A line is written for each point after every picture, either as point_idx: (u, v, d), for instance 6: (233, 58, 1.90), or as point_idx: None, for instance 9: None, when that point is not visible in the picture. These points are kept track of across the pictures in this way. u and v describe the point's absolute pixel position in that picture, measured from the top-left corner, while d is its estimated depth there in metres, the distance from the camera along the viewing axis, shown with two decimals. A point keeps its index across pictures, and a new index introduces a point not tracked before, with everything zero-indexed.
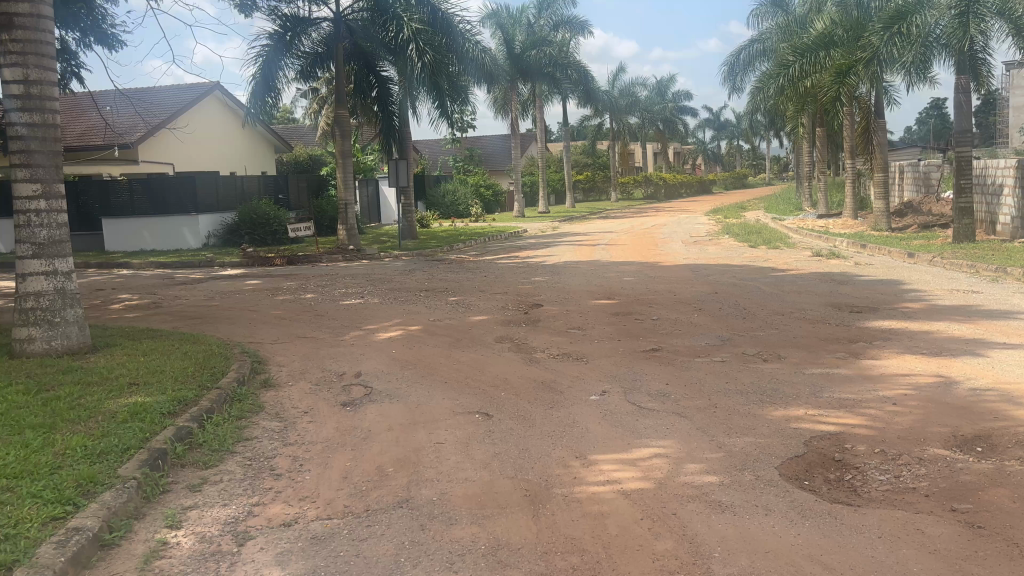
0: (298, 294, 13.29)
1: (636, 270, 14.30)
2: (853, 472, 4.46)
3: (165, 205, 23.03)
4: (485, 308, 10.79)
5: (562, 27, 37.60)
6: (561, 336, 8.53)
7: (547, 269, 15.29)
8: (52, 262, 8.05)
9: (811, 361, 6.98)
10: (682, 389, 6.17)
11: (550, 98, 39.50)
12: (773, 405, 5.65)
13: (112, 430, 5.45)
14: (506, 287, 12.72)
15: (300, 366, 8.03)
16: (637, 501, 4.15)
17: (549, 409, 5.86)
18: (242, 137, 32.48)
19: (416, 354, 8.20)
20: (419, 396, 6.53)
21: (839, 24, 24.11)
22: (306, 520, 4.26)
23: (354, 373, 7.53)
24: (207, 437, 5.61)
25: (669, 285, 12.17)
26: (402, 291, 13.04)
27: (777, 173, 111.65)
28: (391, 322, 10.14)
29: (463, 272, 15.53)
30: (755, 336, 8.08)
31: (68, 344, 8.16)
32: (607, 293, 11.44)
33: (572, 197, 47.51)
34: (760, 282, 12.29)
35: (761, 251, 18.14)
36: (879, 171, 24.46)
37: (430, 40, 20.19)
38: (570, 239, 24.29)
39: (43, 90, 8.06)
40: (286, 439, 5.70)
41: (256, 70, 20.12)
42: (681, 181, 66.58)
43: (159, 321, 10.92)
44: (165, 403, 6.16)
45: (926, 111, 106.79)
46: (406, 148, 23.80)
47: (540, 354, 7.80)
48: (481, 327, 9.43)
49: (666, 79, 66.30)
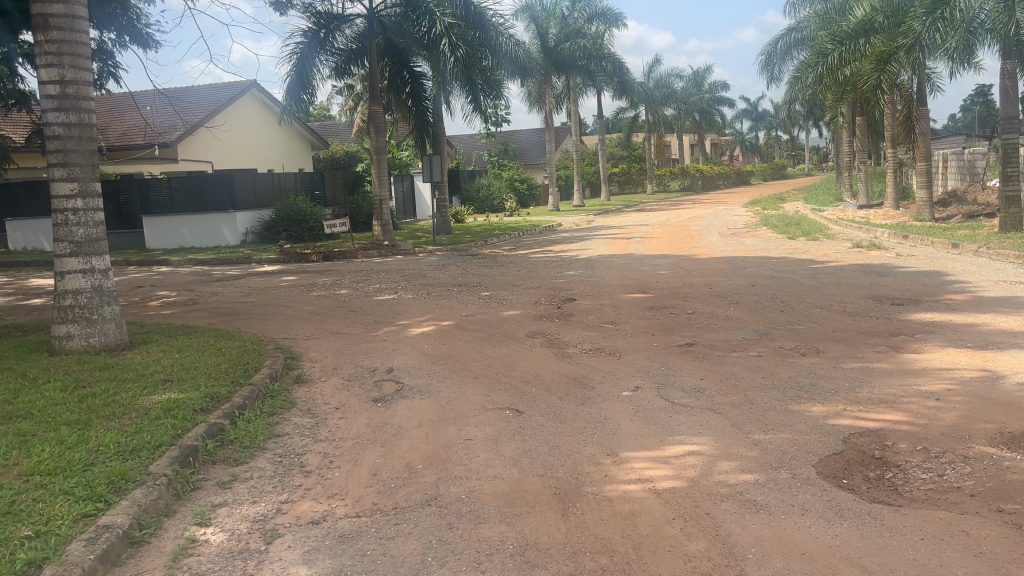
0: (332, 290, 13.35)
1: (671, 263, 14.13)
2: (894, 470, 4.32)
3: (203, 203, 23.28)
4: (518, 303, 10.72)
5: (597, 19, 37.40)
6: (593, 331, 8.43)
7: (581, 262, 15.18)
8: (89, 260, 8.15)
9: (850, 355, 6.81)
10: (716, 384, 6.05)
11: (585, 90, 39.36)
12: (812, 400, 5.52)
13: (145, 426, 5.49)
14: (540, 282, 12.65)
15: (333, 362, 8.03)
16: (669, 500, 4.06)
17: (580, 405, 5.77)
18: (280, 133, 32.80)
19: (447, 349, 8.17)
20: (451, 391, 6.52)
21: (879, 11, 23.61)
22: (334, 518, 4.24)
23: (386, 369, 7.53)
24: (238, 434, 5.63)
25: (706, 278, 11.99)
26: (435, 286, 13.02)
27: (817, 164, 110.06)
28: (424, 317, 10.11)
29: (496, 266, 15.50)
30: (793, 329, 7.91)
31: (106, 341, 8.26)
32: (642, 287, 11.31)
33: (607, 190, 47.27)
34: (799, 274, 12.05)
35: (801, 243, 17.84)
36: (922, 160, 23.95)
37: (462, 35, 20.12)
38: (604, 232, 24.09)
39: (78, 90, 8.15)
40: (316, 436, 5.70)
41: (291, 67, 20.24)
42: (719, 173, 65.92)
43: (196, 318, 11.03)
44: (197, 400, 6.19)
45: (972, 99, 104.25)
46: (440, 142, 23.85)
47: (573, 349, 7.72)
48: (514, 322, 9.35)
49: (702, 70, 65.61)
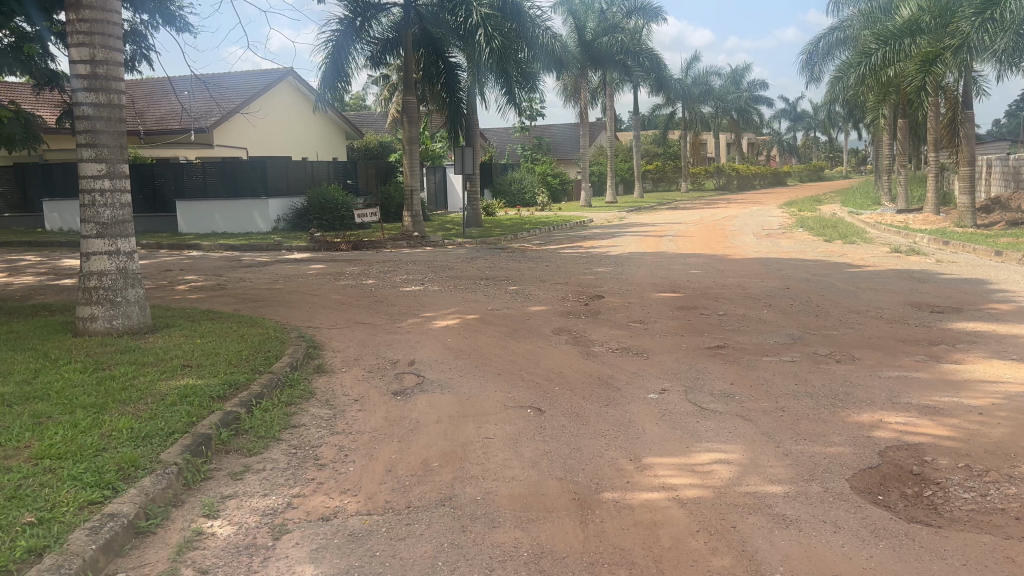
0: (360, 280, 13.27)
1: (703, 263, 13.86)
2: (933, 488, 4.08)
3: (236, 188, 23.38)
4: (546, 298, 10.53)
5: (636, 14, 36.78)
6: (621, 330, 8.24)
7: (611, 259, 14.95)
8: (114, 242, 8.12)
9: (888, 363, 6.54)
10: (746, 390, 5.83)
11: (621, 86, 39.09)
12: (847, 408, 5.29)
13: (159, 412, 5.41)
14: (568, 278, 12.45)
15: (355, 353, 7.92)
16: (693, 511, 3.87)
17: (604, 407, 5.59)
18: (316, 121, 32.92)
19: (470, 344, 8.02)
20: (474, 386, 6.39)
21: (927, 11, 23.04)
22: (345, 515, 4.11)
23: (408, 361, 7.41)
24: (255, 423, 5.54)
25: (738, 279, 11.72)
26: (463, 279, 12.89)
27: (855, 166, 108.47)
28: (449, 310, 9.97)
29: (526, 260, 15.31)
30: (828, 335, 7.65)
31: (130, 324, 8.23)
32: (673, 286, 11.06)
33: (641, 187, 46.87)
34: (835, 278, 11.74)
35: (838, 246, 17.44)
36: (965, 165, 23.38)
37: (498, 25, 19.87)
38: (636, 229, 23.76)
39: (108, 70, 8.11)
40: (333, 427, 5.58)
41: (326, 55, 20.19)
42: (756, 172, 65.20)
43: (221, 304, 10.98)
44: (215, 387, 6.13)
45: (1017, 104, 101.79)
46: (473, 135, 23.73)
47: (599, 347, 7.54)
48: (540, 318, 9.18)
49: (741, 68, 64.88)
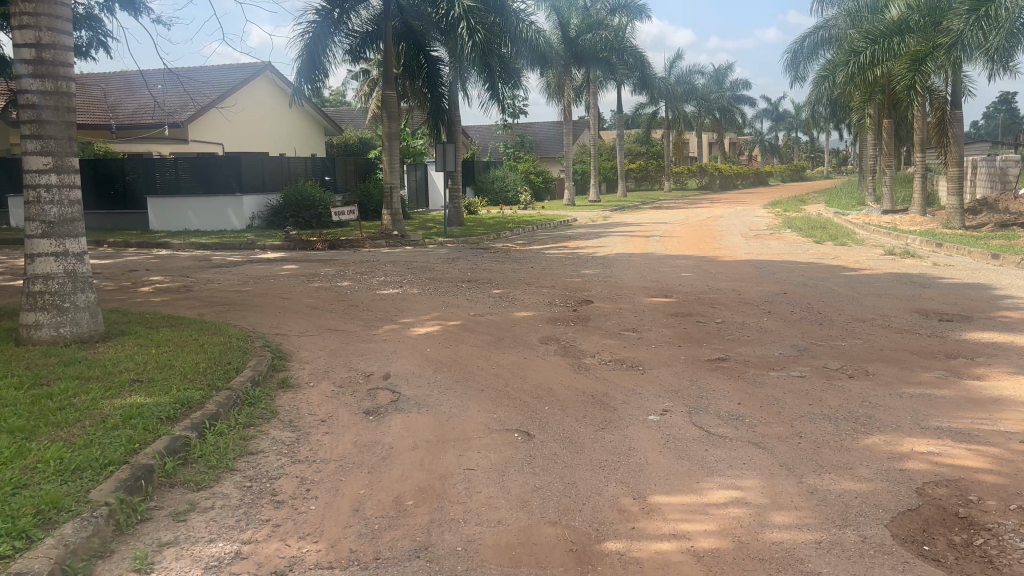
0: (334, 282, 12.61)
1: (693, 265, 13.34)
2: (985, 535, 3.52)
3: (209, 185, 22.61)
4: (531, 303, 9.93)
5: (619, 12, 36.49)
6: (613, 339, 7.66)
7: (597, 261, 14.38)
8: (62, 242, 7.44)
9: (905, 379, 6.00)
10: (756, 411, 5.26)
11: (605, 84, 38.65)
12: (873, 435, 4.71)
13: (97, 439, 4.77)
14: (554, 280, 11.86)
15: (325, 365, 7.29)
16: (713, 567, 3.28)
17: (600, 431, 5.00)
18: (294, 117, 32.17)
19: (450, 354, 7.42)
20: (456, 404, 5.79)
21: (915, 9, 22.60)
22: (302, 569, 3.49)
23: (382, 374, 6.79)
24: (206, 449, 4.91)
25: (732, 283, 11.17)
26: (443, 281, 12.26)
27: (835, 166, 108.87)
28: (428, 316, 9.34)
29: (509, 262, 14.73)
30: (837, 346, 7.10)
31: (80, 331, 7.55)
32: (665, 291, 10.49)
33: (624, 186, 46.43)
34: (833, 282, 11.25)
35: (829, 247, 16.96)
36: (954, 165, 23.03)
37: (481, 19, 19.33)
38: (622, 229, 23.22)
39: (56, 55, 7.42)
40: (295, 455, 4.96)
41: (303, 47, 19.48)
42: (738, 172, 65.07)
43: (185, 308, 10.29)
44: (164, 406, 5.49)
45: (995, 106, 102.37)
46: (455, 131, 23.07)
47: (589, 359, 6.97)
48: (525, 325, 8.56)
49: (724, 67, 64.68)
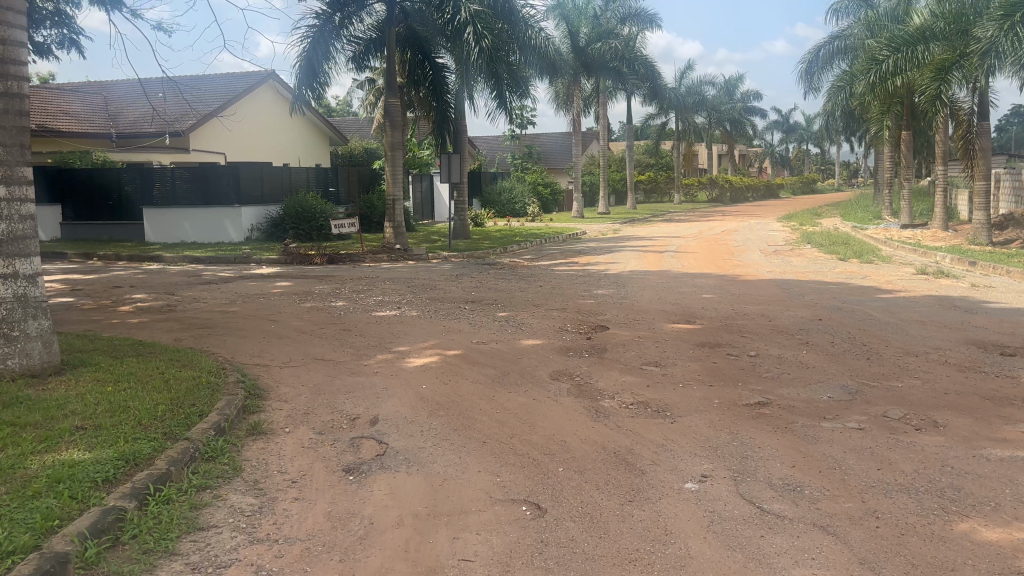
0: (328, 301, 11.74)
1: (714, 284, 12.43)
2: None
3: (207, 196, 21.80)
4: (539, 329, 9.01)
5: (629, 21, 35.88)
6: (633, 376, 6.75)
7: (610, 279, 13.49)
8: (11, 262, 6.57)
9: (986, 433, 5.06)
10: (817, 479, 4.33)
11: (614, 94, 37.87)
12: (971, 519, 3.77)
13: (6, 514, 3.85)
14: (564, 302, 10.96)
15: (305, 405, 6.39)
16: None
17: (628, 505, 4.07)
18: (298, 127, 31.42)
19: (449, 392, 6.51)
20: (453, 461, 4.88)
21: (941, 17, 21.72)
22: None
23: (369, 419, 5.90)
24: (143, 526, 4.00)
25: (759, 307, 10.25)
26: (444, 302, 11.36)
27: (846, 179, 107.85)
28: (426, 343, 8.42)
29: (516, 279, 13.86)
30: (893, 388, 6.17)
31: (30, 364, 6.66)
32: (687, 315, 9.56)
33: (633, 198, 45.62)
34: (870, 306, 10.33)
35: (854, 265, 16.04)
36: (980, 179, 22.05)
37: (488, 25, 18.52)
38: (634, 244, 22.33)
39: (5, 51, 6.56)
40: (253, 532, 4.05)
41: (301, 53, 18.63)
42: (749, 184, 64.21)
43: (162, 332, 9.42)
44: (104, 464, 4.58)
45: (1007, 119, 101.19)
46: (461, 141, 22.19)
47: (608, 402, 6.05)
48: (534, 356, 7.64)
49: (734, 79, 63.96)
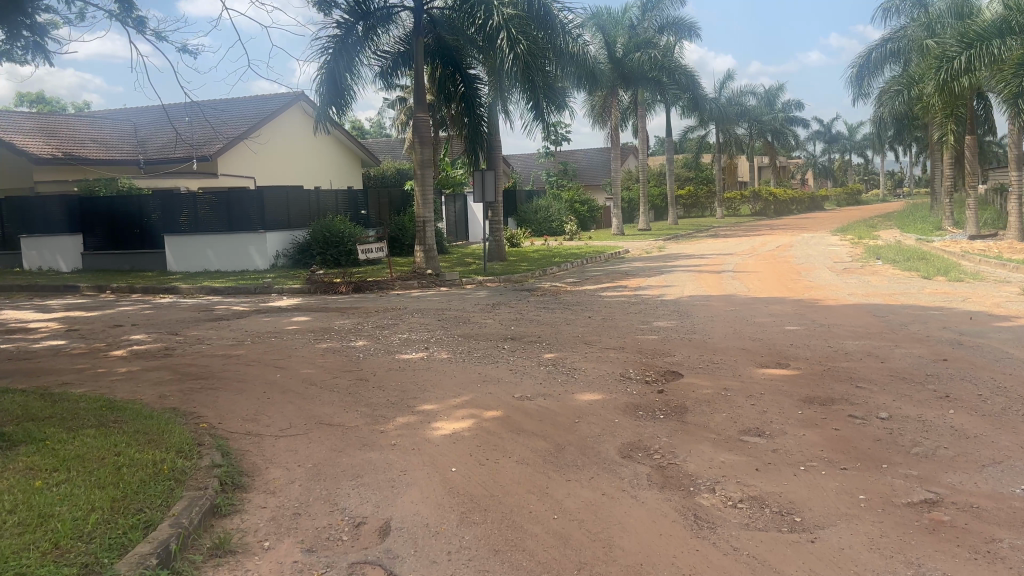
0: (346, 340, 10.19)
1: (793, 312, 10.69)
2: None
3: (230, 221, 20.48)
4: (596, 377, 7.34)
5: (667, 31, 34.37)
6: (734, 454, 5.04)
7: (669, 307, 11.82)
8: None
9: None
10: None
11: (653, 106, 36.20)
12: None
13: None
14: (621, 338, 9.29)
15: (299, 499, 4.79)
16: None
17: None
18: (329, 149, 30.23)
19: (489, 479, 4.87)
20: None
21: (1016, 9, 19.56)
22: None
23: (381, 528, 4.28)
24: None
25: (860, 342, 8.44)
26: (479, 339, 9.76)
27: (892, 188, 104.64)
28: (458, 399, 6.80)
29: (560, 308, 12.26)
30: None
31: None
32: (776, 356, 7.81)
33: (675, 214, 43.73)
34: (997, 338, 8.50)
35: (944, 284, 14.13)
36: None
37: (524, 29, 16.94)
38: (686, 263, 20.57)
39: None
40: None
41: (322, 67, 17.18)
42: (793, 198, 62.03)
43: (148, 386, 7.92)
44: None
45: None
46: (495, 159, 20.63)
47: (708, 498, 4.37)
48: (595, 419, 5.97)
49: (775, 89, 62.02)
